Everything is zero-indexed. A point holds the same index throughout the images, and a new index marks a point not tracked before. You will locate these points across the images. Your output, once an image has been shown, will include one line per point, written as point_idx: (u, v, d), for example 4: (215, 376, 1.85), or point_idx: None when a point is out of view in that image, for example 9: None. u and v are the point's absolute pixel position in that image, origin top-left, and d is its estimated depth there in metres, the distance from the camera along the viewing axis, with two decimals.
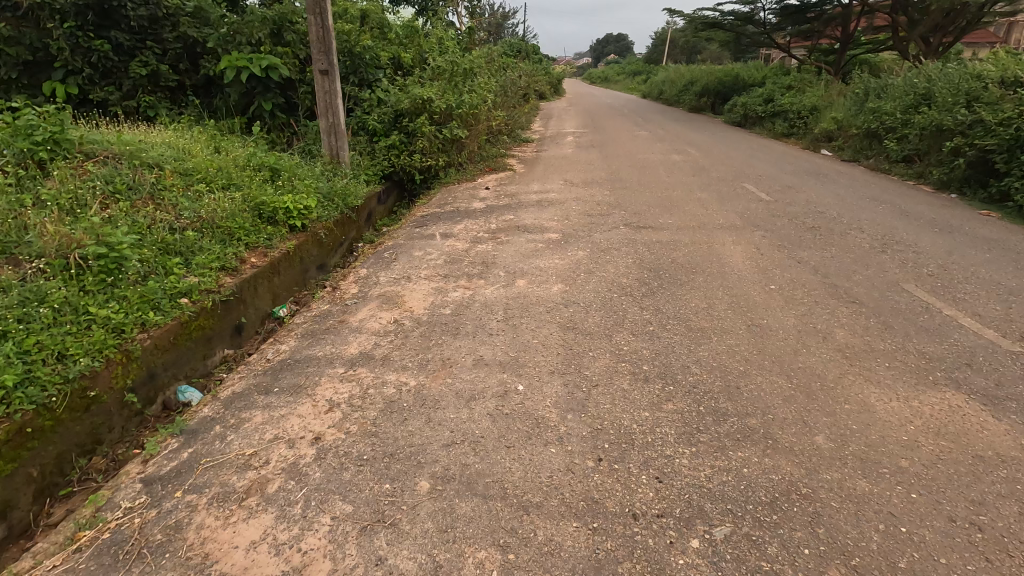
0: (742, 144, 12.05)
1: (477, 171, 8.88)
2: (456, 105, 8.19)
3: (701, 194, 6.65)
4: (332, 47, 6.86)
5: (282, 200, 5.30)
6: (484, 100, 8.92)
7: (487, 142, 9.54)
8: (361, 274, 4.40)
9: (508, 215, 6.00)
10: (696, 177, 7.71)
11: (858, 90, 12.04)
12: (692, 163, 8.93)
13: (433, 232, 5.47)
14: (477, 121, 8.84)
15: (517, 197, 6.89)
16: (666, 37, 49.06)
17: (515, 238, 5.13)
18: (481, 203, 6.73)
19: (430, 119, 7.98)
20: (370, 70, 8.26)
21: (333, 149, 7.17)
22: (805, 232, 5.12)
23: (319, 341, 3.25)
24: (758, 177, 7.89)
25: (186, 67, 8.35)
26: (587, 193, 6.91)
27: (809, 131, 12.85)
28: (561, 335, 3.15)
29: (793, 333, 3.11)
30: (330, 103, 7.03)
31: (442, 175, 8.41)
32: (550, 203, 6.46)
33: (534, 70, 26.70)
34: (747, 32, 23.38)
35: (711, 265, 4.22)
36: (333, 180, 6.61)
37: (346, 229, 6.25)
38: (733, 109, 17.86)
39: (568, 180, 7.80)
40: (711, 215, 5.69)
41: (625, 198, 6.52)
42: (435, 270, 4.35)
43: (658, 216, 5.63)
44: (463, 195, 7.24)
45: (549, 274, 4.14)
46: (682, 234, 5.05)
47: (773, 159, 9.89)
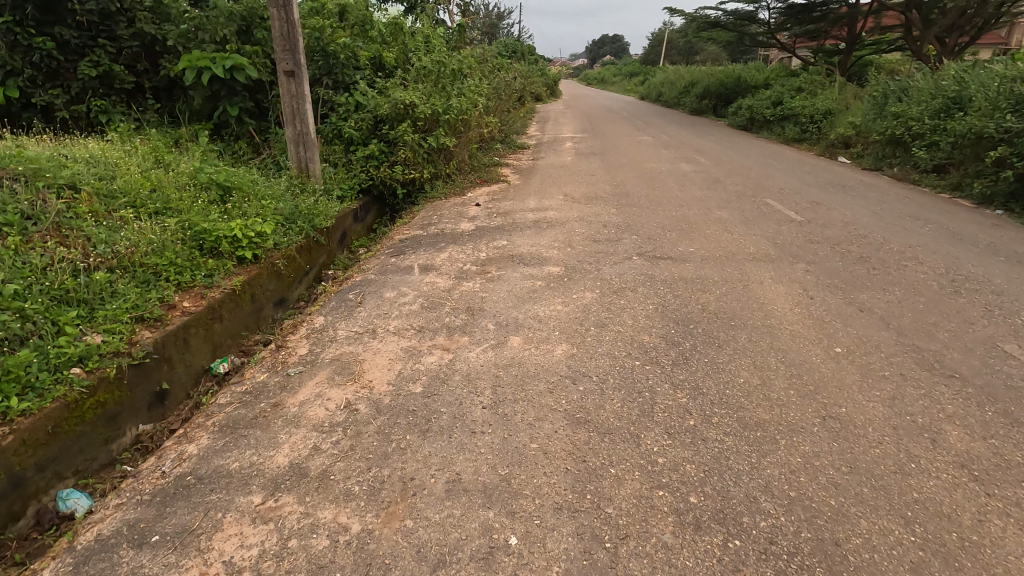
0: (752, 150, 11.26)
1: (467, 183, 8.02)
2: (443, 111, 7.33)
3: (722, 214, 5.81)
4: (298, 45, 5.98)
5: (229, 226, 4.43)
6: (475, 104, 8.06)
7: (478, 150, 8.67)
8: (314, 326, 3.52)
9: (501, 240, 5.17)
10: (712, 192, 6.87)
11: (877, 93, 11.28)
12: (704, 175, 8.10)
13: (411, 263, 4.62)
14: (468, 127, 8.00)
15: (511, 216, 6.07)
16: (664, 38, 48.39)
17: (509, 272, 4.29)
18: (470, 223, 5.90)
19: (414, 126, 7.13)
20: (348, 71, 7.37)
21: (302, 161, 6.32)
22: (855, 265, 4.29)
23: (242, 440, 2.39)
24: (781, 191, 7.06)
25: (145, 68, 7.44)
26: (590, 211, 6.08)
27: (824, 137, 12.08)
28: (568, 435, 2.30)
29: (889, 433, 2.27)
30: (297, 109, 6.16)
31: (428, 189, 7.54)
32: (549, 225, 5.63)
33: (530, 72, 25.93)
34: (750, 33, 22.65)
35: (753, 314, 3.39)
36: (299, 199, 5.73)
37: (311, 256, 5.38)
38: (738, 113, 17.10)
39: (568, 194, 6.96)
40: (739, 241, 4.85)
41: (636, 218, 5.67)
42: (408, 320, 3.50)
43: (678, 244, 4.79)
44: (450, 213, 6.40)
45: (551, 328, 3.29)
46: (711, 269, 4.21)
47: (792, 169, 9.05)
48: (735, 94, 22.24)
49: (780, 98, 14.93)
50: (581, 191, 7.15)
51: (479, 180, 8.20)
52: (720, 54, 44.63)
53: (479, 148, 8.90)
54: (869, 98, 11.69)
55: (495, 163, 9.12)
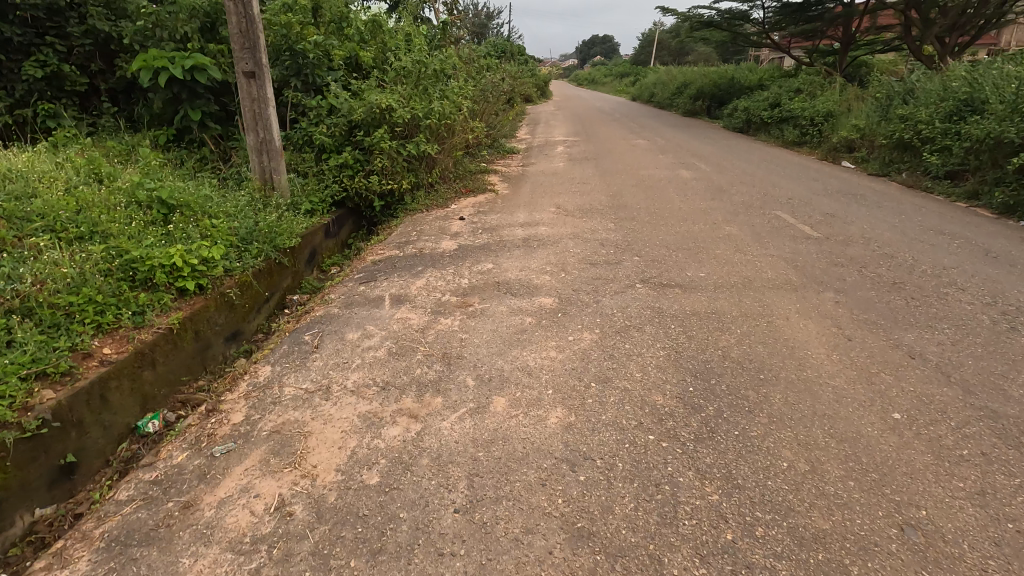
0: (752, 155, 10.76)
1: (451, 193, 7.42)
2: (425, 115, 6.72)
3: (732, 230, 5.26)
4: (259, 42, 5.35)
5: (167, 252, 3.81)
6: (460, 108, 7.46)
7: (464, 157, 8.07)
8: (257, 381, 2.92)
9: (487, 262, 4.59)
10: (717, 203, 6.33)
11: (881, 95, 10.82)
12: (706, 183, 7.56)
13: (382, 293, 4.03)
14: (452, 132, 7.42)
15: (498, 232, 5.51)
16: (655, 38, 48.10)
17: (495, 304, 3.71)
18: (452, 241, 5.32)
19: (391, 132, 6.53)
20: (320, 71, 6.75)
21: (266, 171, 5.71)
22: (889, 294, 3.76)
23: (136, 565, 1.80)
24: (790, 202, 6.53)
25: (100, 68, 6.76)
26: (585, 227, 5.52)
27: (826, 140, 11.61)
28: (565, 559, 1.73)
29: (991, 554, 1.71)
30: (259, 115, 5.54)
31: (408, 200, 6.93)
32: (540, 244, 5.05)
33: (520, 72, 25.41)
34: (744, 32, 22.23)
35: (785, 364, 2.84)
36: (259, 215, 5.11)
37: (271, 281, 4.77)
38: (733, 115, 16.66)
39: (561, 206, 6.40)
40: (755, 263, 4.31)
41: (638, 236, 5.11)
42: (372, 372, 2.91)
43: (687, 268, 4.23)
44: (431, 228, 5.82)
45: (544, 384, 2.72)
46: (728, 300, 3.66)
47: (797, 176, 8.53)
48: (729, 95, 21.78)
49: (778, 99, 14.46)
50: (574, 202, 6.59)
51: (464, 189, 7.61)
52: (711, 53, 44.28)
53: (465, 154, 8.29)
54: (872, 100, 11.23)
55: (482, 171, 8.53)
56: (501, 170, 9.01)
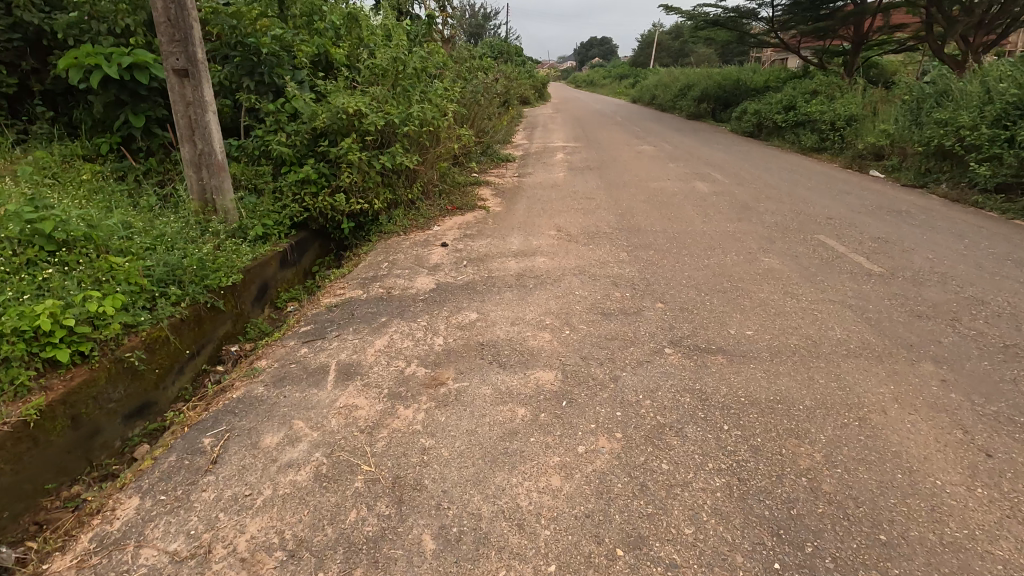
0: (771, 164, 9.81)
1: (435, 210, 6.42)
2: (403, 121, 5.73)
3: (774, 264, 4.28)
4: (193, 34, 4.36)
5: (34, 311, 2.83)
6: (446, 112, 6.45)
7: (452, 167, 7.07)
8: (107, 532, 1.92)
9: (470, 310, 3.61)
10: (747, 226, 5.36)
11: (912, 97, 9.89)
12: (728, 198, 6.58)
13: (325, 360, 3.04)
14: (437, 139, 6.44)
15: (486, 264, 4.54)
16: (655, 39, 47.35)
17: (476, 383, 2.74)
18: (429, 276, 4.34)
19: (362, 141, 5.54)
20: (281, 69, 5.76)
21: (206, 191, 4.74)
22: (1011, 367, 2.78)
23: None
24: (831, 224, 5.56)
25: (32, 67, 5.74)
26: (591, 258, 4.54)
27: (849, 147, 10.66)
28: None
29: None
30: (195, 121, 4.55)
31: (383, 219, 5.92)
32: (538, 282, 4.07)
33: (517, 74, 24.56)
34: (751, 32, 21.34)
35: (912, 510, 1.86)
36: (189, 248, 4.12)
37: (200, 331, 3.79)
38: (743, 118, 15.75)
39: (562, 228, 5.43)
40: (817, 317, 3.34)
41: (660, 272, 4.13)
42: (284, 518, 1.92)
43: (729, 324, 3.25)
44: (406, 257, 4.84)
45: (544, 550, 1.75)
46: (795, 377, 2.68)
47: (828, 189, 7.56)
48: (735, 97, 20.82)
49: (792, 102, 13.50)
50: (577, 223, 5.63)
51: (451, 205, 6.61)
52: (713, 54, 43.39)
53: (452, 164, 7.29)
54: (900, 103, 10.27)
55: (472, 184, 7.54)
56: (494, 182, 8.02)
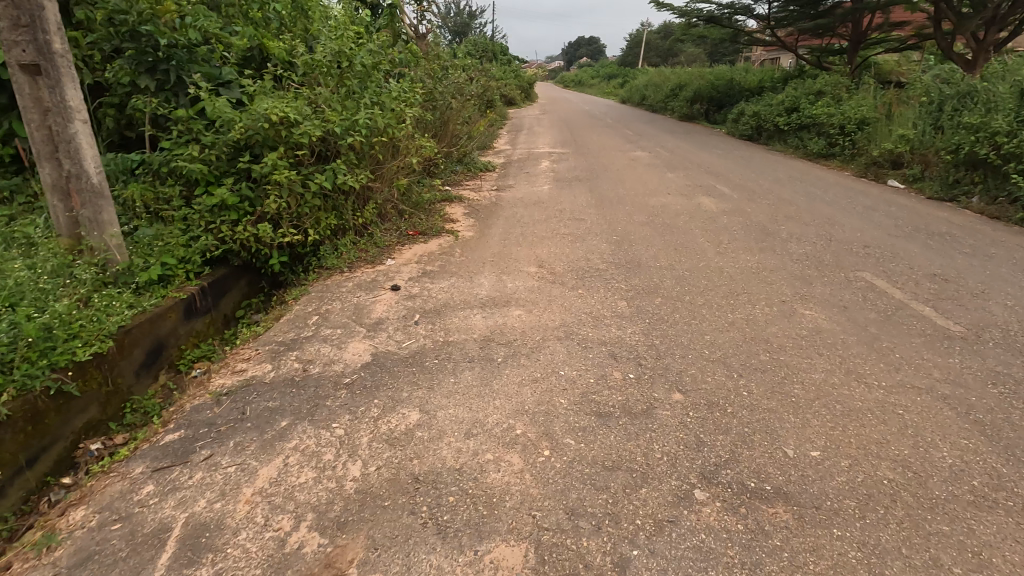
0: (779, 173, 8.84)
1: (392, 235, 5.35)
2: (347, 131, 4.64)
3: (819, 322, 3.28)
4: (44, 18, 3.26)
5: None
6: (406, 119, 5.38)
7: (415, 182, 6.01)
8: None
9: (411, 403, 2.57)
10: (771, 260, 4.36)
11: (934, 98, 8.97)
12: (740, 219, 5.60)
13: (172, 514, 1.97)
14: (394, 150, 5.36)
15: (443, 319, 3.49)
16: (643, 38, 46.58)
17: (395, 572, 1.69)
18: (366, 339, 3.28)
19: (294, 156, 4.45)
20: (199, 67, 4.67)
21: (78, 224, 3.65)
22: None
23: None
24: (871, 255, 4.57)
25: None
26: (580, 311, 3.52)
27: (861, 154, 9.75)
28: None
29: None
30: (58, 132, 3.43)
31: (327, 249, 4.83)
32: (509, 351, 3.04)
33: (501, 72, 23.52)
34: (745, 29, 20.46)
35: None
36: (32, 308, 3.01)
37: (35, 430, 2.67)
38: (741, 120, 14.84)
39: (544, 263, 4.41)
40: (904, 422, 2.34)
41: (672, 336, 3.13)
42: None
43: (781, 436, 2.23)
44: (344, 307, 3.78)
45: None
46: (911, 563, 1.66)
47: (849, 206, 6.61)
48: (730, 97, 19.96)
49: (794, 104, 12.60)
50: (562, 255, 4.60)
51: (412, 227, 5.54)
52: (703, 54, 42.67)
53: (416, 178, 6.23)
54: (918, 104, 9.37)
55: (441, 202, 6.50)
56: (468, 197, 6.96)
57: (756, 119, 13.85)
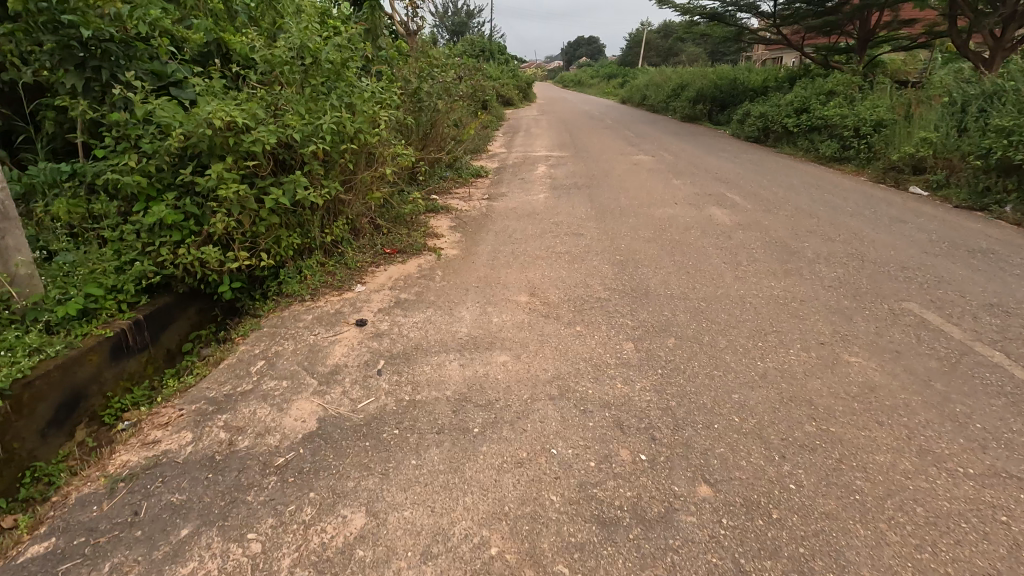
0: (792, 179, 8.24)
1: (366, 253, 4.74)
2: (309, 138, 4.03)
3: (870, 374, 2.68)
4: None
5: None
6: (381, 122, 4.76)
7: (395, 192, 5.41)
8: None
9: (356, 499, 1.98)
10: (800, 288, 3.76)
11: (958, 99, 8.37)
12: (758, 235, 5.00)
13: None
14: (368, 157, 4.75)
15: (412, 367, 2.89)
16: (643, 37, 46.02)
17: None
18: (314, 397, 2.67)
19: (246, 167, 3.83)
20: (140, 64, 4.06)
21: None
22: None
23: None
24: (913, 280, 3.98)
25: None
26: (577, 357, 2.93)
27: (878, 158, 9.16)
28: None
29: None
30: None
31: (289, 271, 4.22)
32: (489, 415, 2.44)
33: (498, 72, 22.94)
34: (750, 27, 19.86)
35: None
36: None
37: None
38: (747, 121, 14.25)
39: (537, 290, 3.81)
40: (1013, 538, 1.74)
41: (691, 395, 2.53)
42: None
43: (850, 566, 1.64)
44: (297, 348, 3.18)
45: None
46: None
47: (874, 217, 6.01)
48: (733, 97, 19.38)
49: (804, 105, 12.00)
50: (557, 280, 4.00)
51: (390, 241, 4.93)
52: (704, 53, 42.10)
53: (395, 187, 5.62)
54: (941, 105, 8.78)
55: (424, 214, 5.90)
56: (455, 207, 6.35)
57: (763, 120, 13.25)
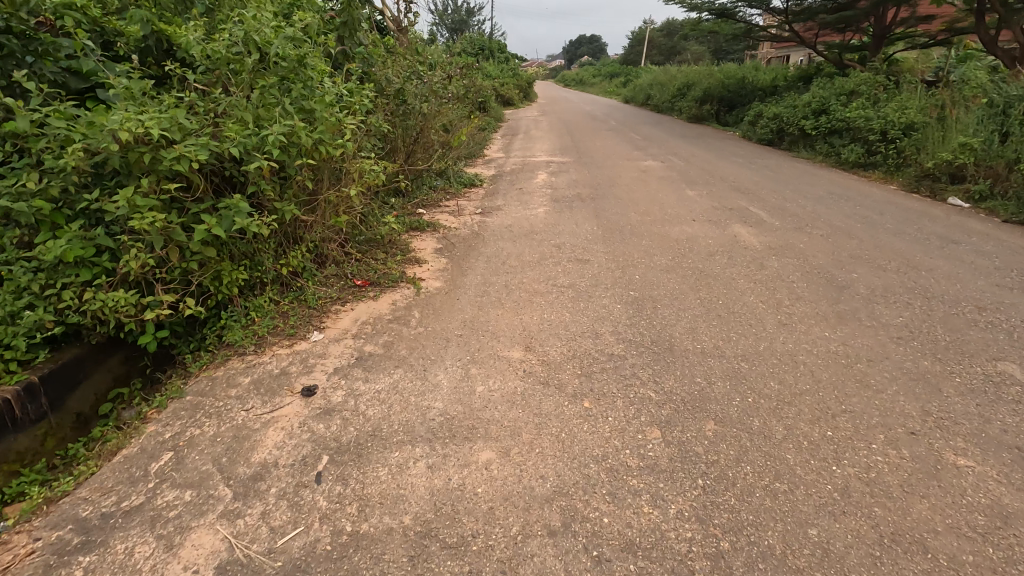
0: (818, 189, 7.48)
1: (331, 286, 3.99)
2: (253, 151, 3.26)
3: (995, 493, 1.92)
4: None
5: None
6: (350, 130, 4.00)
7: (368, 211, 4.66)
8: None
9: None
10: (863, 342, 3.01)
11: (1001, 100, 7.61)
12: (795, 263, 4.25)
13: None
14: (333, 172, 3.99)
15: (363, 470, 2.14)
16: (646, 36, 45.27)
17: None
18: (221, 522, 1.92)
19: (173, 188, 3.07)
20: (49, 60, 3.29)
21: None
22: None
23: None
24: (998, 327, 3.23)
25: None
26: (586, 454, 2.18)
27: (909, 164, 8.40)
28: None
29: None
30: None
31: (233, 313, 3.47)
32: (462, 566, 1.69)
33: (498, 72, 22.27)
34: (760, 24, 19.08)
35: None
36: None
37: None
38: (760, 123, 13.49)
39: (534, 343, 3.08)
40: None
41: (750, 530, 1.79)
42: None
43: None
44: (219, 433, 2.43)
45: None
46: None
47: (922, 237, 5.24)
48: (743, 97, 18.60)
49: (822, 107, 11.22)
50: (559, 329, 3.25)
51: (361, 271, 4.18)
52: (709, 52, 41.28)
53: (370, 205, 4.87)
54: (980, 107, 8.02)
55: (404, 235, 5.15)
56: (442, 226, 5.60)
57: (778, 122, 12.48)
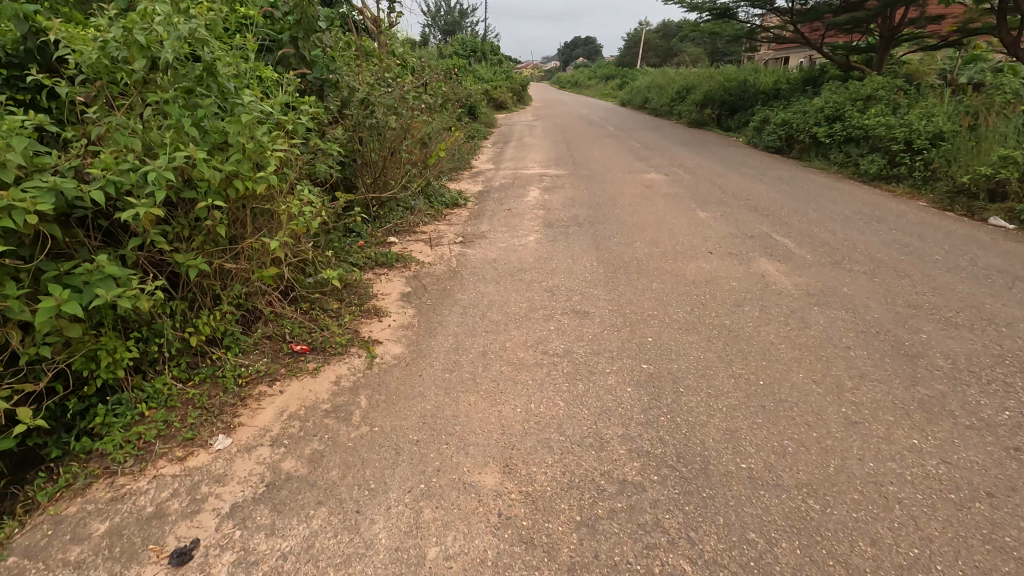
0: (844, 208, 6.67)
1: (257, 357, 3.13)
2: (135, 193, 2.40)
3: None
4: None
5: None
6: (283, 157, 3.14)
7: (313, 254, 3.82)
8: None
9: None
10: (970, 458, 2.17)
11: None
12: (845, 318, 3.43)
13: None
14: (261, 211, 3.13)
15: None
16: (642, 37, 44.62)
17: None
18: None
19: (15, 246, 2.20)
20: None
21: None
22: None
23: None
24: None
25: None
26: None
27: (940, 178, 7.61)
28: None
29: None
30: None
31: (116, 405, 2.61)
32: None
33: (490, 75, 21.48)
34: (763, 25, 18.34)
35: None
36: None
37: None
38: (766, 129, 12.73)
39: (515, 459, 2.24)
40: None
41: None
42: None
43: None
44: None
45: None
46: None
47: (982, 274, 4.43)
48: (745, 101, 17.85)
49: (836, 113, 10.43)
50: (550, 433, 2.41)
51: (298, 332, 3.32)
52: (707, 53, 40.59)
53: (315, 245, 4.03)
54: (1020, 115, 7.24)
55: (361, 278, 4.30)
56: (413, 262, 4.76)
57: (787, 130, 11.69)
